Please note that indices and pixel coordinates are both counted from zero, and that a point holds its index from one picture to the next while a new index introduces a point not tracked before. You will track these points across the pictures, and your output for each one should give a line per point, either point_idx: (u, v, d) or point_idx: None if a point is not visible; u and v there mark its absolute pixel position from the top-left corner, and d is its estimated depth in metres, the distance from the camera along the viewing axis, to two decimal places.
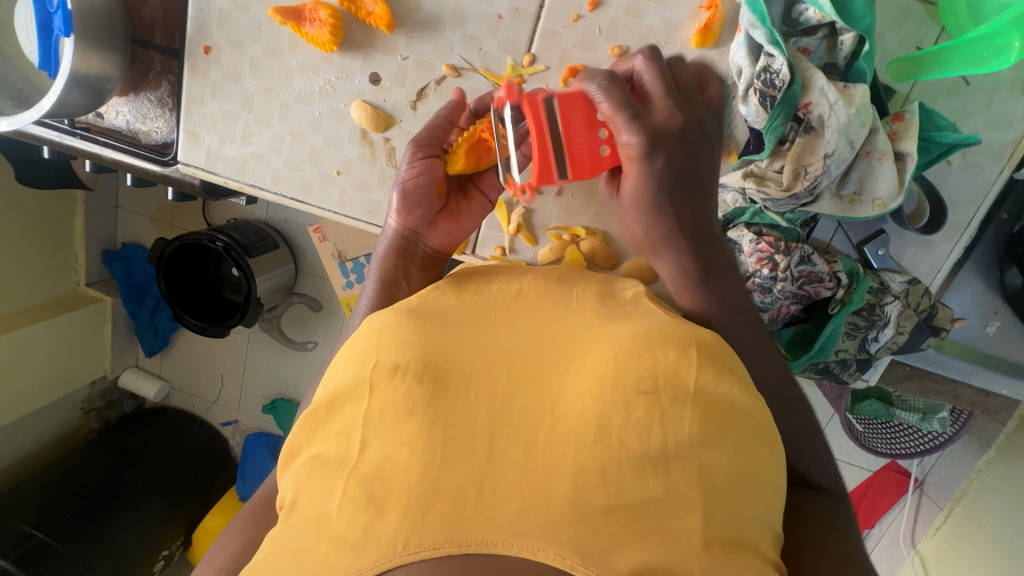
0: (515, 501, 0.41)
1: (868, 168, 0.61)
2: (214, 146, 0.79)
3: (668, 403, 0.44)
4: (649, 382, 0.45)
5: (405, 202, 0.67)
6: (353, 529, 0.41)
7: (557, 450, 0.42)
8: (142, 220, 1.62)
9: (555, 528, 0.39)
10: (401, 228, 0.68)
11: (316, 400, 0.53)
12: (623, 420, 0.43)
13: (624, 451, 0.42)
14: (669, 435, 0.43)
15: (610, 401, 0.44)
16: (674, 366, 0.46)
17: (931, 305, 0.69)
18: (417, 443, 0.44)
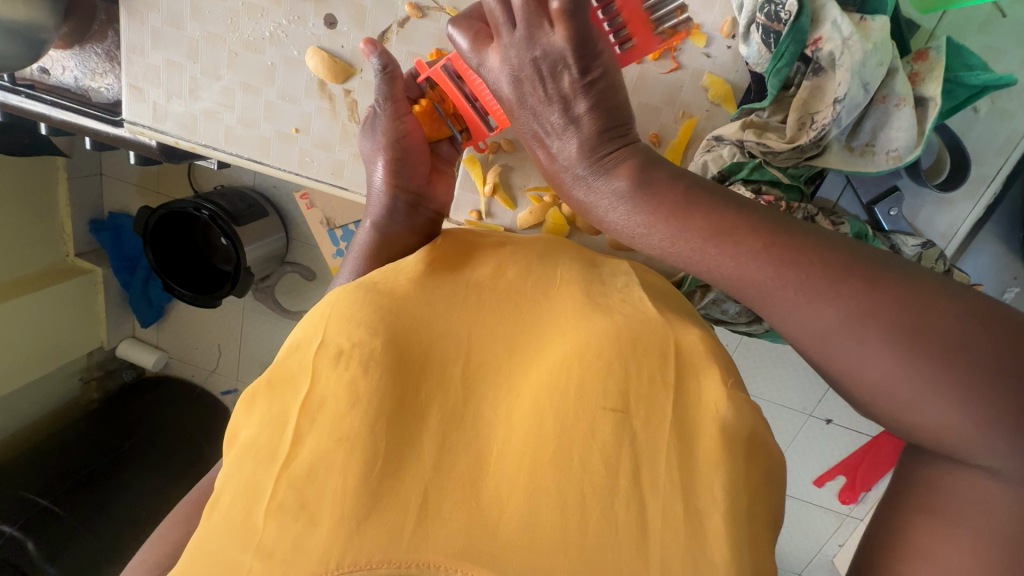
0: (457, 519, 0.40)
1: (883, 115, 0.53)
2: (160, 102, 0.72)
3: (639, 427, 0.43)
4: (618, 400, 0.44)
5: (396, 161, 0.62)
6: (284, 542, 0.38)
7: (506, 468, 0.42)
8: (126, 186, 1.56)
9: (500, 547, 0.38)
10: (396, 190, 0.63)
11: (256, 381, 0.48)
12: (585, 438, 0.42)
13: (586, 477, 0.41)
14: (643, 470, 0.41)
15: (572, 414, 0.43)
16: (649, 388, 0.44)
17: (946, 269, 0.63)
18: (358, 444, 0.41)
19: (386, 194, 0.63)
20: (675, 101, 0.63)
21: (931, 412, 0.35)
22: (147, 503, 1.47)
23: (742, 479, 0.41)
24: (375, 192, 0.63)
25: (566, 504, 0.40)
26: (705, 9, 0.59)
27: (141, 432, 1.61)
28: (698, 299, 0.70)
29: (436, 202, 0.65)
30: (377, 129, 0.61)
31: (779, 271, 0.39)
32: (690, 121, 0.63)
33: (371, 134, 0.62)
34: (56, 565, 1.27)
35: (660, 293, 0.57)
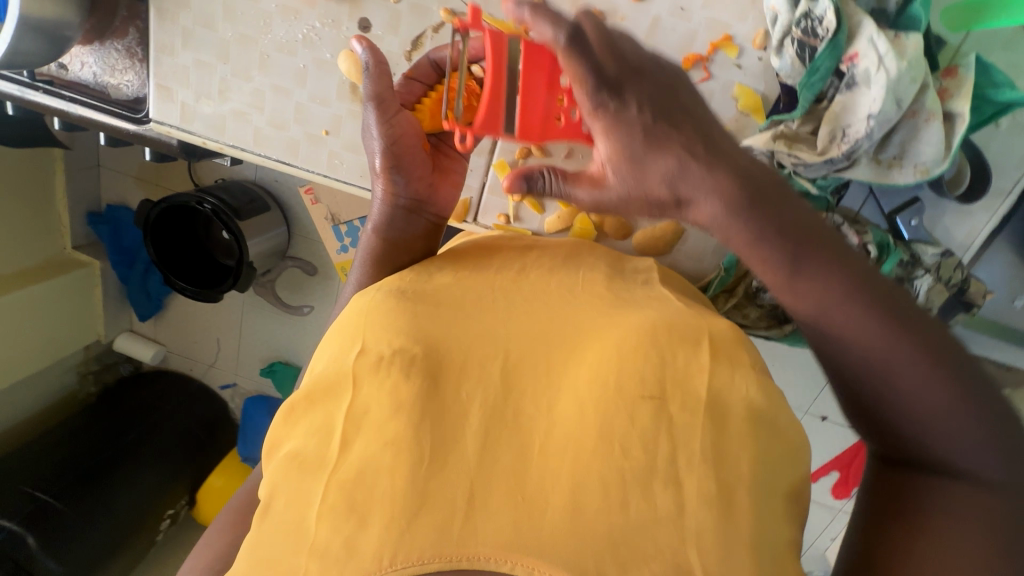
0: (507, 512, 0.38)
1: (912, 129, 0.55)
2: (189, 103, 0.72)
3: (676, 412, 0.41)
4: (656, 387, 0.42)
5: (394, 167, 0.60)
6: (336, 542, 0.37)
7: (551, 461, 0.40)
8: (126, 179, 1.54)
9: (552, 545, 0.36)
10: (395, 199, 0.62)
11: (296, 390, 0.48)
12: (626, 428, 0.40)
13: (627, 465, 0.39)
14: (679, 452, 0.39)
15: (610, 407, 0.41)
16: (683, 373, 0.42)
17: (962, 278, 0.65)
18: (404, 445, 0.40)
19: (385, 203, 0.62)
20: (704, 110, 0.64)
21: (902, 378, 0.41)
22: (148, 502, 1.51)
23: (783, 484, 0.41)
24: (374, 201, 0.63)
25: (613, 498, 0.37)
26: (739, 20, 0.60)
27: (145, 425, 1.60)
28: (720, 304, 0.72)
29: (438, 206, 0.63)
30: (370, 138, 0.60)
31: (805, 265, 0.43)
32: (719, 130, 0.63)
33: (368, 143, 0.61)
34: (58, 561, 1.27)
35: (686, 293, 0.57)
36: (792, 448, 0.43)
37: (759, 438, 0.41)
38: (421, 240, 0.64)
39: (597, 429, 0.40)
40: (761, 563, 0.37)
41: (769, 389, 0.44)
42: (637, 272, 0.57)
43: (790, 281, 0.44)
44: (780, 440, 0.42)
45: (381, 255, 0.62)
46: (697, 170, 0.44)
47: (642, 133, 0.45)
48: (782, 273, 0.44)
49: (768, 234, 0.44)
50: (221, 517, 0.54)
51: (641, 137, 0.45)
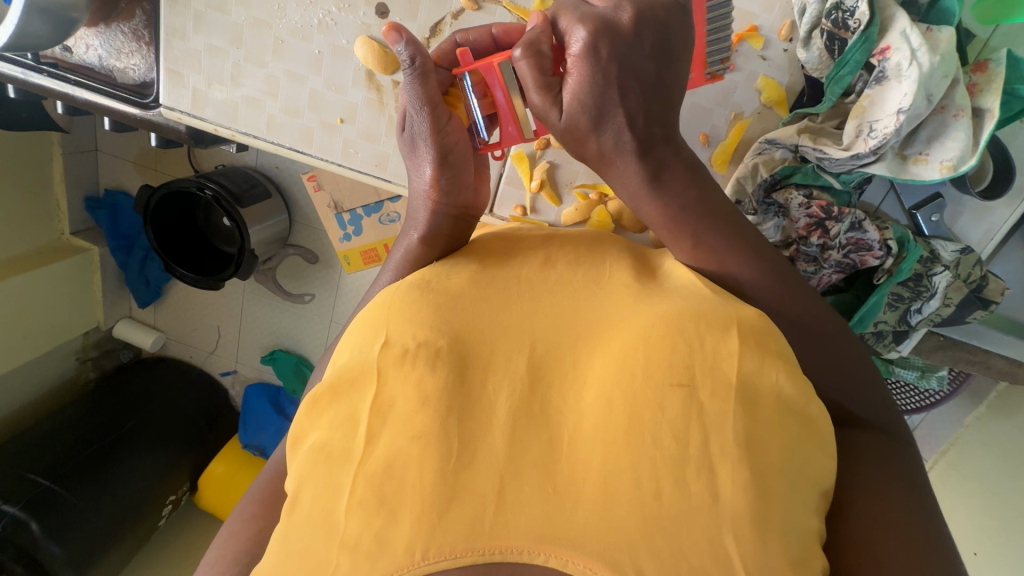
0: (536, 507, 0.38)
1: (940, 125, 0.56)
2: (201, 88, 0.71)
3: (707, 399, 0.40)
4: (684, 374, 0.41)
5: (445, 171, 0.58)
6: (367, 534, 0.39)
7: (582, 454, 0.40)
8: (126, 164, 1.52)
9: (586, 538, 0.37)
10: (442, 204, 0.59)
11: (319, 383, 0.48)
12: (656, 417, 0.40)
13: (660, 455, 0.39)
14: (714, 450, 0.39)
15: (640, 399, 0.41)
16: (711, 359, 0.42)
17: (981, 275, 0.65)
18: (431, 439, 0.41)
19: (432, 208, 0.59)
20: (728, 101, 0.63)
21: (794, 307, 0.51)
22: (150, 487, 1.51)
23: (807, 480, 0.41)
24: (419, 205, 0.60)
25: (647, 493, 0.38)
26: (765, 11, 0.59)
27: (144, 411, 1.59)
28: None
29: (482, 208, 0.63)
30: (420, 144, 0.57)
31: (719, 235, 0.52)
32: (741, 124, 0.63)
33: (414, 145, 0.58)
34: (61, 546, 1.27)
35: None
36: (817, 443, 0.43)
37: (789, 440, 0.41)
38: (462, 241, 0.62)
39: (627, 419, 0.40)
40: (788, 558, 0.37)
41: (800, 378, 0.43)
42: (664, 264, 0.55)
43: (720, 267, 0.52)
44: (810, 437, 0.42)
45: (424, 257, 0.60)
46: (633, 144, 0.50)
47: (611, 91, 0.49)
48: (715, 264, 0.52)
49: (683, 211, 0.52)
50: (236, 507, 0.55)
51: (607, 98, 0.49)
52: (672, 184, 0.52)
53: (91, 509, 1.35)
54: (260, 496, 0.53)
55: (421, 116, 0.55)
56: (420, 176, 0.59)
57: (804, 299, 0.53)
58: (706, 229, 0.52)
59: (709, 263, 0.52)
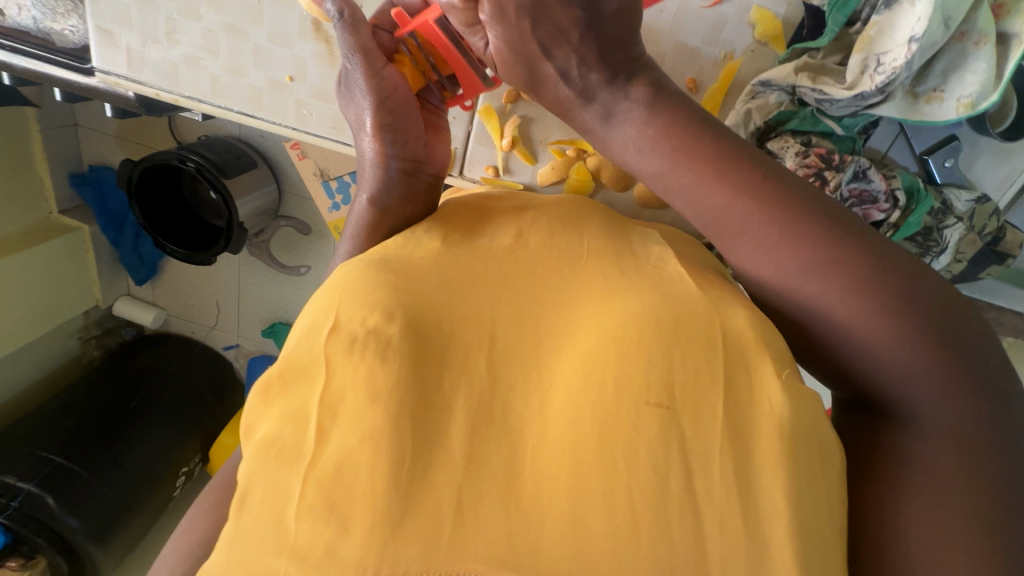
0: (501, 526, 0.34)
1: (958, 55, 0.50)
2: (135, 48, 0.65)
3: (687, 425, 0.36)
4: (664, 393, 0.36)
5: (388, 124, 0.54)
6: (316, 546, 0.34)
7: (549, 466, 0.36)
8: (105, 138, 1.46)
9: (549, 554, 0.33)
10: (389, 159, 0.55)
11: (269, 368, 0.42)
12: (631, 440, 0.35)
13: (636, 483, 0.34)
14: (696, 473, 0.34)
15: (610, 411, 0.36)
16: (695, 382, 0.37)
17: (998, 226, 0.60)
18: (383, 440, 0.36)
19: (379, 165, 0.55)
20: (716, 42, 0.56)
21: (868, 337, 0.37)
22: (162, 462, 1.50)
23: (809, 485, 0.35)
24: (366, 163, 0.56)
25: (620, 516, 0.33)
26: None
27: (150, 388, 1.59)
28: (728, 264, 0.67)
29: (437, 165, 0.58)
30: (357, 91, 0.54)
31: (747, 212, 0.40)
32: (731, 65, 0.57)
33: (353, 100, 0.55)
34: (79, 519, 1.29)
35: (701, 265, 0.50)
36: (823, 456, 0.36)
37: (788, 448, 0.35)
38: (422, 203, 0.57)
39: (597, 440, 0.35)
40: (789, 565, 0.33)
41: (798, 394, 0.37)
42: (648, 245, 0.51)
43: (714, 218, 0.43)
44: (815, 430, 0.36)
45: (372, 224, 0.55)
46: (573, 93, 0.47)
47: (531, 47, 0.46)
48: (702, 217, 0.43)
49: (658, 137, 0.43)
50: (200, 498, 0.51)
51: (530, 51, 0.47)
52: (626, 126, 0.45)
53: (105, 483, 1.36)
54: (224, 489, 0.50)
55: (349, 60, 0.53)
56: (363, 130, 0.56)
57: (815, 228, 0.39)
58: (680, 167, 0.42)
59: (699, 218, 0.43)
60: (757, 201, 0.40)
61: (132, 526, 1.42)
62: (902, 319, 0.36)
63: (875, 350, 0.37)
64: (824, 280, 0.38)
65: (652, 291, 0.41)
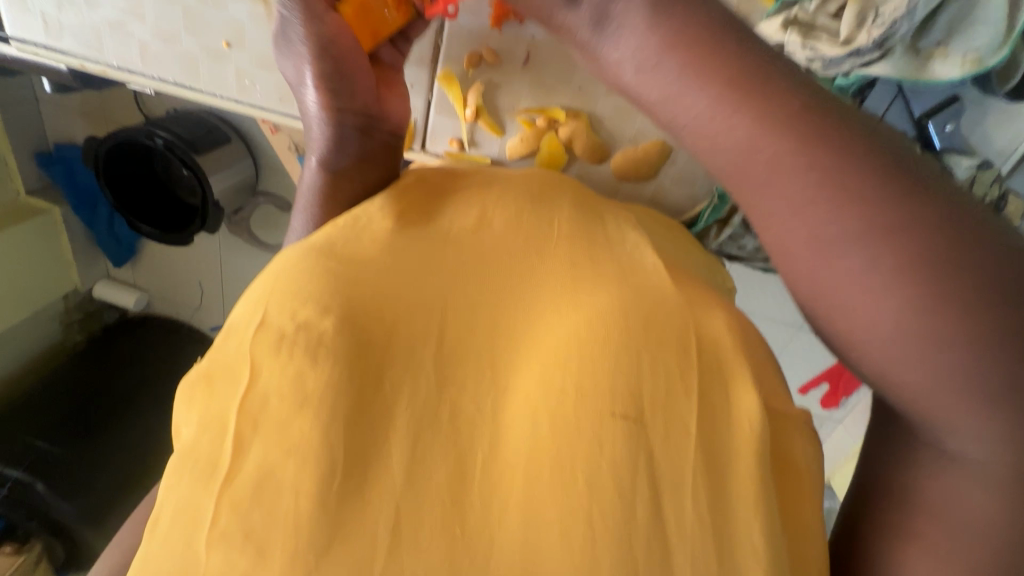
0: (443, 549, 0.30)
1: (966, 4, 0.46)
2: (51, 13, 0.59)
3: (656, 439, 0.32)
4: (633, 404, 0.32)
5: (335, 73, 0.48)
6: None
7: (500, 478, 0.32)
8: (68, 113, 1.37)
9: None
10: (340, 111, 0.48)
11: (198, 364, 0.38)
12: (593, 454, 0.31)
13: (594, 497, 0.30)
14: (658, 480, 0.31)
15: (574, 428, 0.32)
16: (665, 392, 0.33)
17: (999, 195, 0.55)
18: (312, 455, 0.32)
19: (327, 120, 0.48)
20: None
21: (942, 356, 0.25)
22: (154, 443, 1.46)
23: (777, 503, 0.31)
24: (311, 119, 0.49)
25: (573, 535, 0.30)
26: None
27: (137, 370, 1.54)
28: (710, 239, 0.63)
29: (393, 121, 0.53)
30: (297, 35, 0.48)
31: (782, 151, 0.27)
32: None
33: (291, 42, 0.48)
34: (72, 505, 1.26)
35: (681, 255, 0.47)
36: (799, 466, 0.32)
37: (755, 459, 0.31)
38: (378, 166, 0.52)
39: (555, 459, 0.31)
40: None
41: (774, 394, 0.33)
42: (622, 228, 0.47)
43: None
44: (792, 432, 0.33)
45: (325, 191, 0.50)
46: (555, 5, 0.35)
47: None
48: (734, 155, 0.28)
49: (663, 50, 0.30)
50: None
51: None
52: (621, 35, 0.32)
53: (96, 467, 1.34)
54: None
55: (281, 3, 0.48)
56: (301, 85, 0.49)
57: (857, 177, 0.26)
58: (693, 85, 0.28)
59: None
60: (791, 138, 0.27)
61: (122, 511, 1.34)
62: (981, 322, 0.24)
63: (930, 366, 0.25)
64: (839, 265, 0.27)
65: (622, 283, 0.37)
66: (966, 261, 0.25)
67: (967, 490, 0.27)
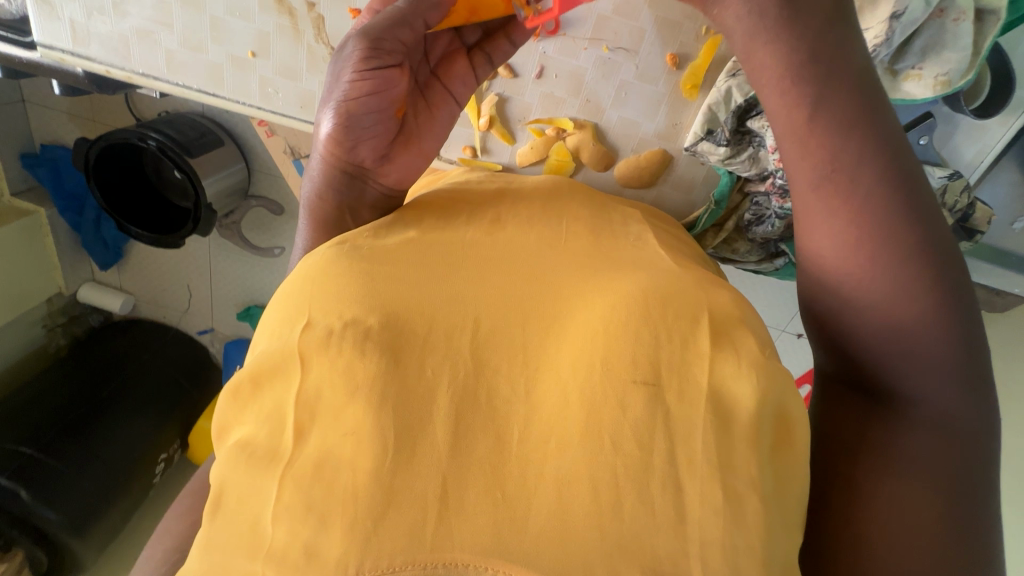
0: (488, 514, 0.33)
1: (938, 31, 0.51)
2: (79, 21, 0.61)
3: (678, 406, 0.35)
4: (652, 373, 0.36)
5: (343, 129, 0.50)
6: (294, 547, 0.33)
7: (535, 448, 0.35)
8: (59, 115, 1.37)
9: (535, 544, 0.32)
10: (331, 155, 0.52)
11: (240, 368, 0.41)
12: (622, 421, 0.35)
13: (622, 464, 0.34)
14: (681, 450, 0.34)
15: (603, 397, 0.35)
16: (683, 362, 0.37)
17: (968, 202, 0.60)
18: (366, 434, 0.35)
19: (320, 157, 0.52)
20: (697, 15, 0.55)
21: (887, 308, 0.38)
22: (140, 450, 1.45)
23: (781, 475, 0.35)
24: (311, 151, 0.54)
25: (607, 501, 0.33)
26: None
27: (122, 375, 1.52)
28: (706, 242, 0.68)
29: (387, 179, 0.54)
30: (334, 88, 0.49)
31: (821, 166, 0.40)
32: (713, 38, 0.56)
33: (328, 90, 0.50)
34: (56, 512, 1.25)
35: (683, 252, 0.51)
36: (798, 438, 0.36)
37: (764, 435, 0.35)
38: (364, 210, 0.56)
39: (586, 431, 0.35)
40: (771, 544, 0.33)
41: (773, 373, 0.37)
42: (626, 228, 0.51)
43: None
44: (793, 412, 0.37)
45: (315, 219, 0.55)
46: None
47: None
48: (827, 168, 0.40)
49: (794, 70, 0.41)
50: (189, 500, 0.53)
51: None
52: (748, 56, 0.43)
53: (80, 475, 1.31)
54: None
55: (350, 47, 0.48)
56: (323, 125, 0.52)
57: (861, 189, 0.39)
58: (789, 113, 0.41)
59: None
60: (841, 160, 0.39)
61: (109, 518, 1.37)
62: (923, 297, 0.37)
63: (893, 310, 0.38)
64: (839, 254, 0.40)
65: (636, 277, 0.41)
66: (913, 255, 0.38)
67: (913, 424, 0.39)
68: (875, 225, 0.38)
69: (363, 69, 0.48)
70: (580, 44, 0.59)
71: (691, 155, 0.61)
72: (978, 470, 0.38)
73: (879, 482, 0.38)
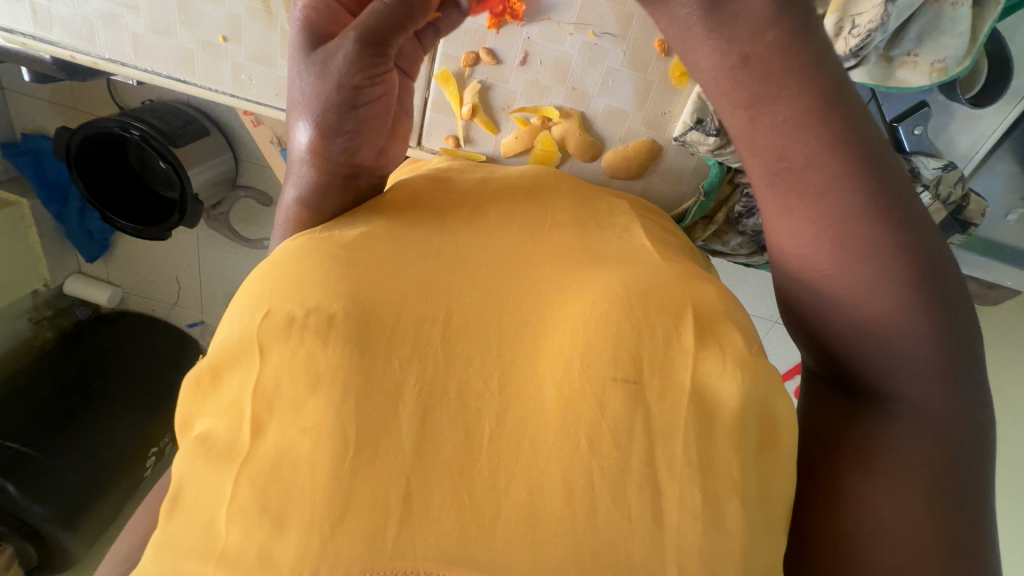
0: (452, 516, 0.32)
1: (934, 17, 0.49)
2: (40, 3, 0.58)
3: (655, 403, 0.34)
4: (630, 369, 0.35)
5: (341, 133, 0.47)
6: (249, 548, 0.32)
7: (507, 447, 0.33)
8: (39, 102, 1.33)
9: (501, 546, 0.31)
10: (324, 162, 0.49)
11: (201, 359, 0.39)
12: (597, 421, 0.33)
13: (595, 464, 0.32)
14: (656, 449, 0.33)
15: (580, 395, 0.34)
16: (662, 358, 0.35)
17: (963, 194, 0.59)
18: (325, 432, 0.33)
19: (311, 166, 0.49)
20: None
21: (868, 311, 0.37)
22: (128, 444, 1.41)
23: (759, 471, 0.34)
24: (297, 159, 0.49)
25: (577, 502, 0.32)
26: None
27: (109, 369, 1.49)
28: (696, 234, 0.66)
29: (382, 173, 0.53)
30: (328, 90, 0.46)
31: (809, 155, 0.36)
32: None
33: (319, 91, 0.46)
34: (44, 505, 1.23)
35: (669, 243, 0.49)
36: (780, 436, 0.35)
37: (744, 434, 0.34)
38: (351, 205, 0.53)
39: (558, 430, 0.33)
40: (745, 543, 0.32)
41: (755, 368, 0.35)
42: (610, 219, 0.49)
43: (754, 129, 0.37)
44: (775, 409, 0.35)
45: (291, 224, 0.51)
46: None
47: None
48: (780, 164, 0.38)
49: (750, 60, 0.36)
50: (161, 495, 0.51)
51: None
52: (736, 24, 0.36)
53: (66, 470, 1.29)
54: None
55: (347, 47, 0.45)
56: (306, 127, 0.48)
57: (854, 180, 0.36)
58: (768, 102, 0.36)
59: (776, 162, 0.37)
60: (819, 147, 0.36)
61: (99, 511, 1.35)
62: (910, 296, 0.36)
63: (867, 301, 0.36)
64: (803, 252, 0.39)
65: (617, 271, 0.39)
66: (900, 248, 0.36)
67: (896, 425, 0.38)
68: (874, 211, 0.36)
69: (364, 74, 0.45)
70: (566, 29, 0.57)
71: (681, 145, 0.59)
72: (968, 469, 0.37)
73: (864, 484, 0.38)
